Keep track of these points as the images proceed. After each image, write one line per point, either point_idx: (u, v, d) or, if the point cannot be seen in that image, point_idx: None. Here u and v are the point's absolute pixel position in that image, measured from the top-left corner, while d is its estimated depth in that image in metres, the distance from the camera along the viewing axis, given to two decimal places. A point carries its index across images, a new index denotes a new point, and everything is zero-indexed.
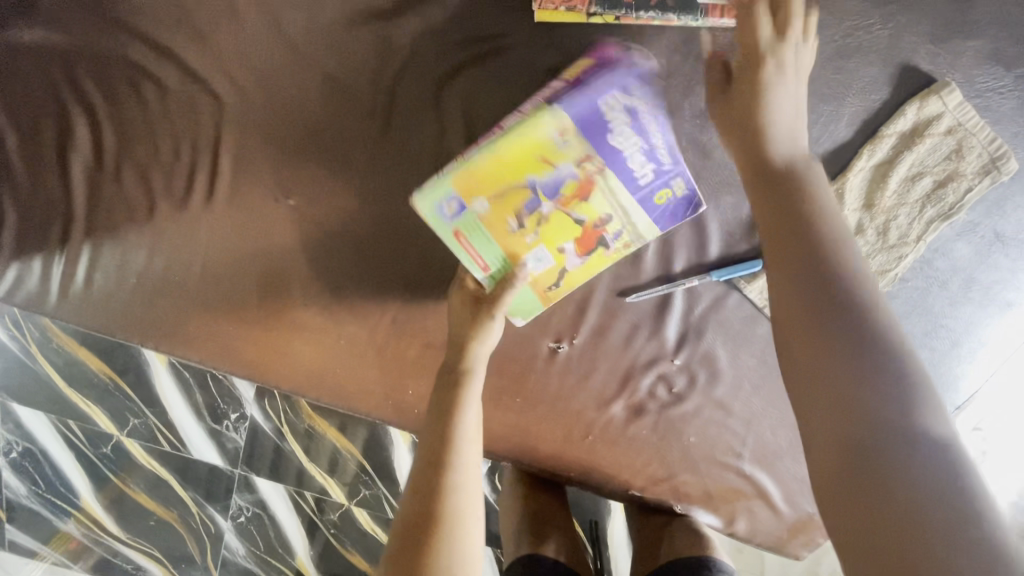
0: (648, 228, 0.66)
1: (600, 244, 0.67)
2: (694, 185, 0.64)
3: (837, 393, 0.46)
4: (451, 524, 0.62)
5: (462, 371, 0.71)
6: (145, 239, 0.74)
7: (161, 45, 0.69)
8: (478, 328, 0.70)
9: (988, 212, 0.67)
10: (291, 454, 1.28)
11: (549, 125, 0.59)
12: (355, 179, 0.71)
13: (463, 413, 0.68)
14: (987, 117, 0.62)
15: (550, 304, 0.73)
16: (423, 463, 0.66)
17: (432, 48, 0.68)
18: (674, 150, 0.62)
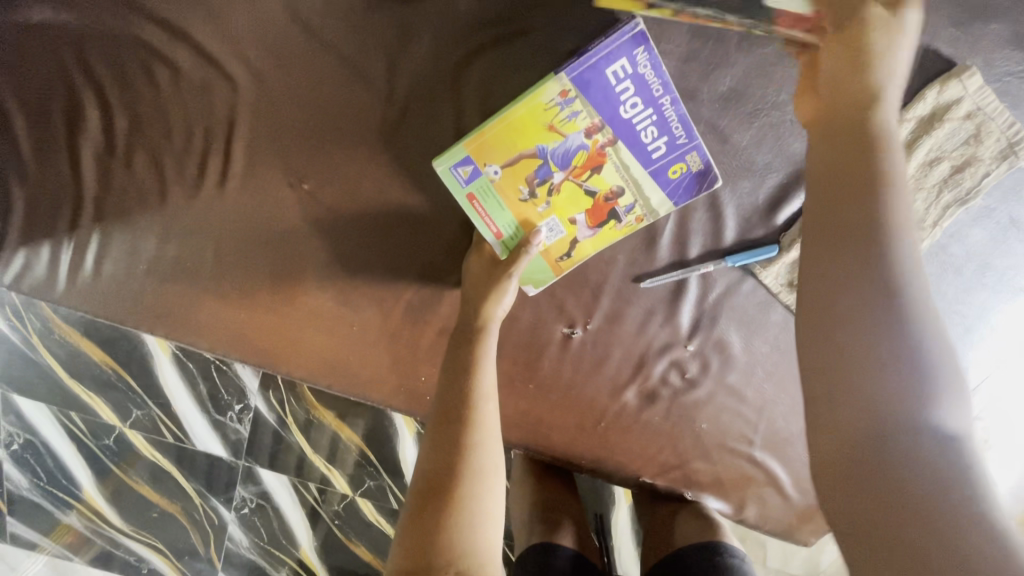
0: (659, 203, 0.69)
1: (611, 216, 0.70)
2: (709, 160, 0.67)
3: (849, 356, 0.41)
4: (473, 484, 0.63)
5: (480, 334, 0.71)
6: (156, 226, 0.73)
7: (167, 24, 0.67)
8: (490, 305, 0.71)
9: (1004, 197, 0.67)
10: (293, 445, 1.29)
11: (558, 94, 0.63)
12: (371, 164, 0.71)
13: (481, 377, 0.68)
14: (1006, 102, 0.63)
15: (561, 275, 0.75)
16: (441, 423, 0.66)
17: (449, 28, 0.66)
18: (686, 122, 0.64)
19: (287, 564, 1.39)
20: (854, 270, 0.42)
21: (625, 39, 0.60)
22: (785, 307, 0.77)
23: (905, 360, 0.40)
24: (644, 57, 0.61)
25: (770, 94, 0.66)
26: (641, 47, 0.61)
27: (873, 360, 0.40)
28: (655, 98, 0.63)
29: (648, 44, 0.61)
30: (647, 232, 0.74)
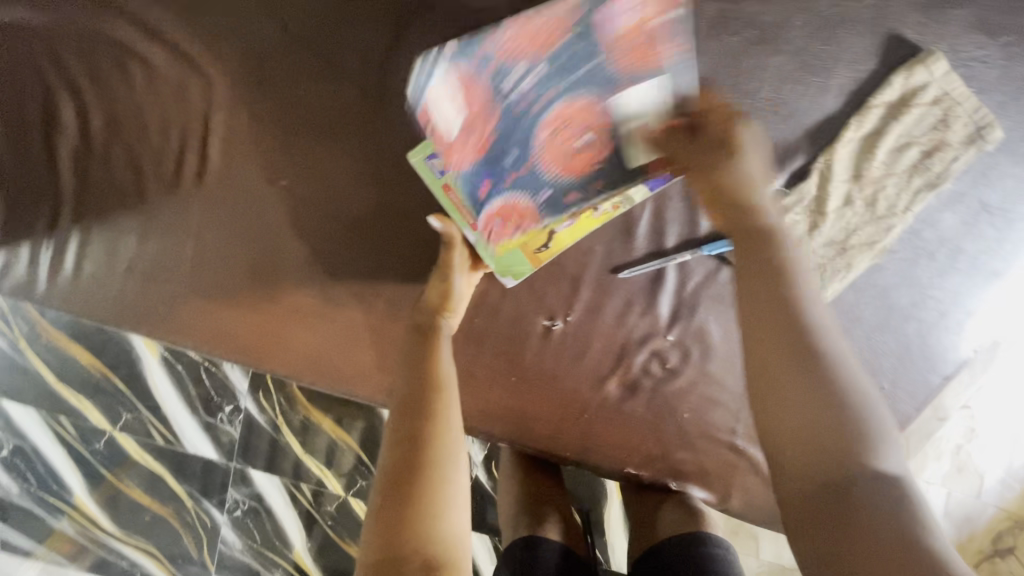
0: (634, 188, 0.71)
1: (588, 206, 0.72)
2: None
3: (807, 402, 0.52)
4: (434, 469, 0.62)
5: (434, 328, 0.74)
6: (135, 224, 0.73)
7: (143, 22, 0.68)
8: (445, 307, 0.75)
9: (974, 182, 0.68)
10: (288, 447, 1.30)
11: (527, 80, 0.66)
12: (350, 159, 0.71)
13: (437, 367, 0.71)
14: (972, 87, 0.64)
15: (541, 266, 0.77)
16: (403, 417, 0.66)
17: (424, 22, 0.67)
18: None
19: (281, 568, 1.35)
20: (792, 337, 0.54)
21: None
22: None
23: (835, 414, 0.52)
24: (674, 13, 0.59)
25: (742, 82, 0.65)
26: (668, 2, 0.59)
27: (823, 403, 0.52)
28: (681, 63, 0.60)
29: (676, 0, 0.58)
30: (624, 222, 0.74)
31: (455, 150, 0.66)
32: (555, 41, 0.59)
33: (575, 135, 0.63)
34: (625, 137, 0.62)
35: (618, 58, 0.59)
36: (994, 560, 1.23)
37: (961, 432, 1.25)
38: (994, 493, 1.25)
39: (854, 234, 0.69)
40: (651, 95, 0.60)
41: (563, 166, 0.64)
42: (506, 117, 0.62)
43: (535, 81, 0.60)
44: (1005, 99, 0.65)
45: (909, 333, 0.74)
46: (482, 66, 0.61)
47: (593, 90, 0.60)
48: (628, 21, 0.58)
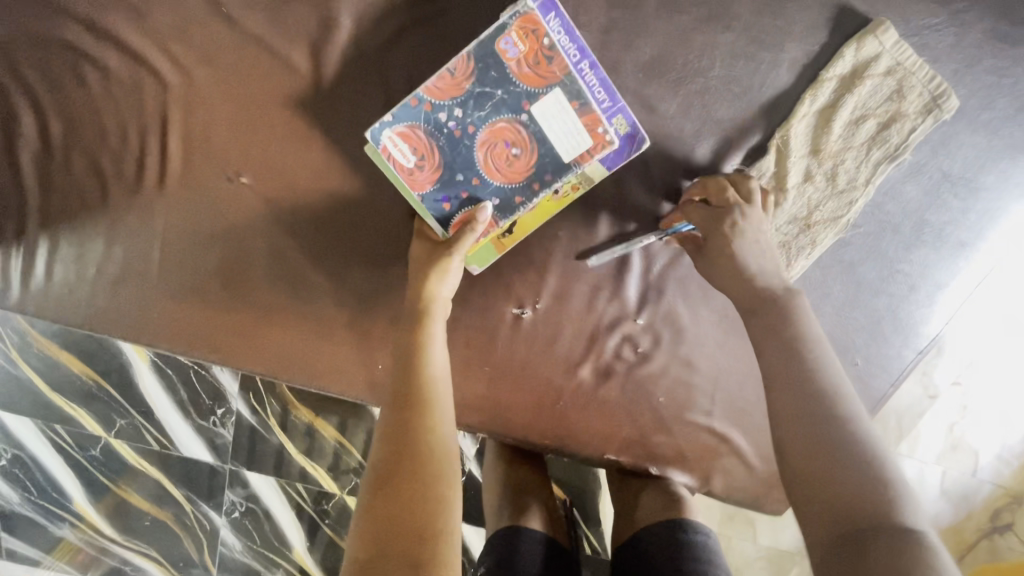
0: (593, 167, 0.69)
1: (549, 189, 0.69)
2: (636, 124, 0.66)
3: (812, 428, 0.53)
4: (428, 468, 0.60)
5: (426, 309, 0.70)
6: (101, 227, 0.74)
7: (96, 25, 0.68)
8: (437, 282, 0.70)
9: (934, 151, 0.68)
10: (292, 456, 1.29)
11: (478, 60, 0.64)
12: (312, 153, 0.72)
13: (431, 359, 0.67)
14: (924, 56, 0.65)
15: (506, 251, 0.75)
16: (394, 407, 0.63)
17: (375, 13, 0.68)
18: (609, 87, 0.64)
19: (284, 568, 1.37)
20: (802, 368, 0.56)
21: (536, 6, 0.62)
22: None
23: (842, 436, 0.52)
24: (556, 23, 0.63)
25: (692, 62, 0.67)
26: (553, 12, 0.62)
27: (820, 421, 0.53)
28: (575, 64, 0.63)
29: (558, 10, 0.62)
30: (585, 206, 0.75)
31: (414, 180, 0.69)
32: (467, 80, 0.65)
33: (508, 152, 0.67)
34: (551, 148, 0.66)
35: (516, 58, 0.64)
36: (992, 536, 1.22)
37: (955, 409, 1.24)
38: (990, 470, 1.24)
39: (818, 210, 0.70)
40: (558, 106, 0.64)
41: (506, 177, 0.68)
42: (447, 143, 0.67)
43: (460, 114, 0.66)
44: (959, 66, 0.65)
45: (880, 308, 0.74)
46: (419, 113, 0.66)
47: (510, 114, 0.66)
48: (518, 47, 0.63)
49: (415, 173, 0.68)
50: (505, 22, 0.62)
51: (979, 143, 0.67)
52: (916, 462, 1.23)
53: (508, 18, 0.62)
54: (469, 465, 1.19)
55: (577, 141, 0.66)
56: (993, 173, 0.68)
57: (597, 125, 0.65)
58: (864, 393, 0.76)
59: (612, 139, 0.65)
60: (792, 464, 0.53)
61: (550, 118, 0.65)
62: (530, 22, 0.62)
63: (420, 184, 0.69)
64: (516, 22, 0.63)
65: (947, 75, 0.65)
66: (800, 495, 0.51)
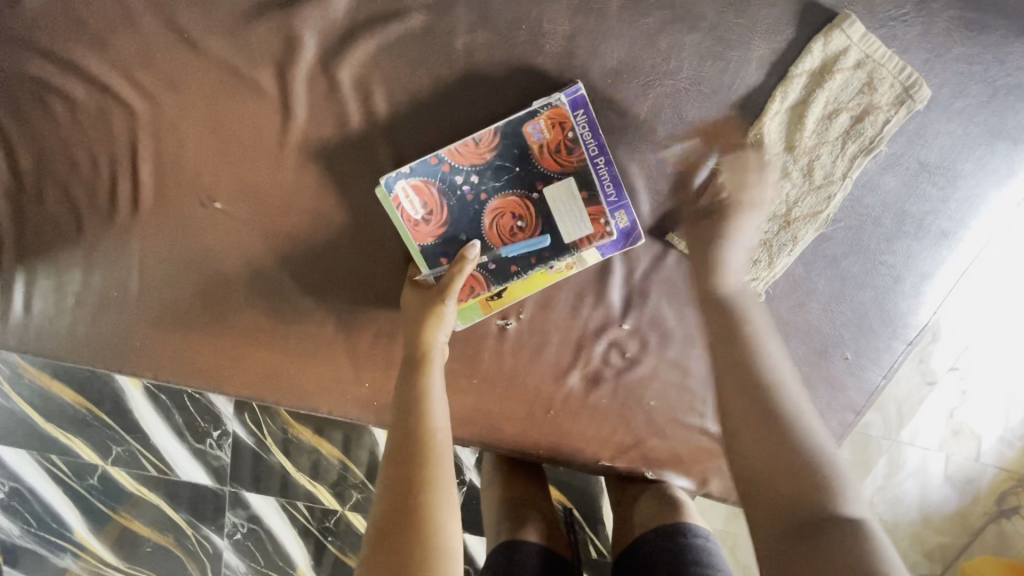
0: (588, 251, 0.72)
1: (543, 264, 0.72)
2: (635, 220, 0.71)
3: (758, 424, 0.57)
4: (435, 509, 0.55)
5: (427, 355, 0.68)
6: (78, 259, 0.73)
7: (59, 57, 0.67)
8: (434, 329, 0.69)
9: (910, 143, 0.68)
10: (296, 480, 1.28)
11: (502, 140, 0.68)
12: (284, 174, 0.71)
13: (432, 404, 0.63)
14: (894, 47, 0.64)
15: (490, 313, 0.76)
16: (394, 453, 0.59)
17: (339, 31, 0.67)
18: (618, 184, 0.69)
19: None
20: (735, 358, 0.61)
21: (568, 100, 0.66)
22: (713, 276, 0.75)
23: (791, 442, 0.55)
24: (583, 119, 0.68)
25: (661, 63, 0.67)
26: (581, 109, 0.67)
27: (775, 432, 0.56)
28: (592, 159, 0.68)
29: (587, 108, 0.67)
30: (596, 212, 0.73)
31: (418, 232, 0.70)
32: (490, 152, 0.68)
33: (513, 224, 0.70)
34: (555, 225, 0.70)
35: (539, 144, 0.68)
36: (1000, 521, 1.21)
37: (954, 395, 1.23)
38: (994, 453, 1.22)
39: (797, 206, 0.70)
40: (569, 193, 0.69)
41: (507, 246, 0.71)
42: (457, 205, 0.69)
43: (477, 180, 0.69)
44: (929, 55, 0.64)
45: (866, 301, 0.73)
46: (437, 171, 0.68)
47: (523, 189, 0.69)
48: (543, 133, 0.67)
49: (422, 224, 0.70)
50: (536, 109, 0.66)
51: (953, 132, 0.67)
52: (918, 449, 1.22)
53: (540, 105, 0.67)
54: (468, 475, 1.17)
55: (582, 222, 0.70)
56: (970, 158, 0.68)
57: (599, 216, 0.70)
58: (855, 387, 0.76)
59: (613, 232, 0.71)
60: (742, 463, 0.57)
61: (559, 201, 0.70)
62: (559, 114, 0.67)
63: (423, 232, 0.70)
64: (546, 111, 0.67)
65: (915, 66, 0.65)
66: (755, 496, 0.55)
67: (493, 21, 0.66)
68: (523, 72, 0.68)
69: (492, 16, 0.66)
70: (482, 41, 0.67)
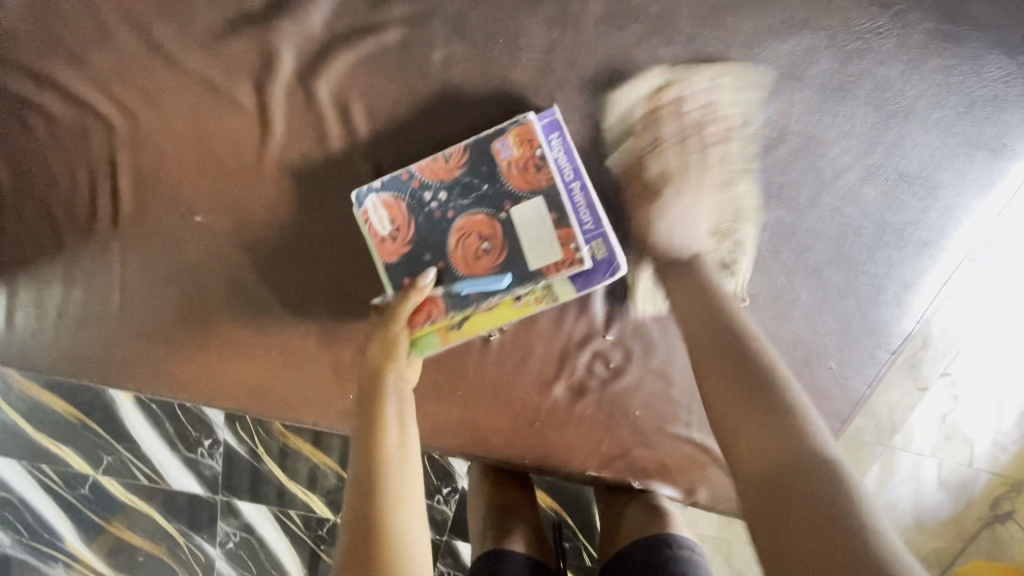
0: (559, 284, 0.66)
1: (510, 293, 0.66)
2: (615, 249, 0.65)
3: (751, 411, 0.55)
4: (399, 551, 0.53)
5: (378, 386, 0.66)
6: (60, 273, 0.72)
7: (40, 73, 0.68)
8: (388, 362, 0.67)
9: (888, 153, 0.68)
10: (286, 489, 1.27)
11: (471, 156, 0.67)
12: (266, 186, 0.70)
13: (389, 435, 0.62)
14: (870, 57, 0.66)
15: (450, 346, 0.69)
16: (353, 489, 0.57)
17: (318, 45, 0.67)
18: (593, 208, 0.65)
19: None
20: (724, 350, 0.60)
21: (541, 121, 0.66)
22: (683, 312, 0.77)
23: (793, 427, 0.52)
24: (557, 142, 0.67)
25: (639, 76, 0.67)
26: (556, 133, 0.67)
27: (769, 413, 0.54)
28: (565, 181, 0.66)
29: (561, 131, 0.67)
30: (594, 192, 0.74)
31: (382, 249, 0.68)
32: (458, 168, 0.67)
33: (479, 245, 0.67)
34: (520, 248, 0.66)
35: (508, 161, 0.66)
36: (993, 525, 1.21)
37: (946, 401, 1.22)
38: (987, 458, 1.22)
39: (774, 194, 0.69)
40: (537, 213, 0.65)
41: (474, 269, 0.67)
42: (424, 222, 0.67)
43: (445, 197, 0.67)
44: (902, 68, 0.66)
45: (849, 311, 0.72)
46: (406, 186, 0.67)
47: (490, 209, 0.66)
48: (512, 149, 0.66)
49: (387, 240, 0.68)
50: (505, 125, 0.66)
51: (929, 145, 0.67)
52: (911, 454, 1.22)
53: (509, 123, 0.66)
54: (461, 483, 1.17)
55: (549, 245, 0.65)
56: (949, 170, 0.68)
57: (569, 241, 0.65)
58: (841, 396, 0.73)
59: (586, 262, 0.65)
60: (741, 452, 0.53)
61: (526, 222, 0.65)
62: (528, 131, 0.66)
63: (388, 248, 0.68)
64: (516, 128, 0.66)
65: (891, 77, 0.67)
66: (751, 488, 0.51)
67: (471, 36, 0.67)
68: (502, 84, 0.68)
69: (470, 32, 0.67)
70: (459, 55, 0.67)
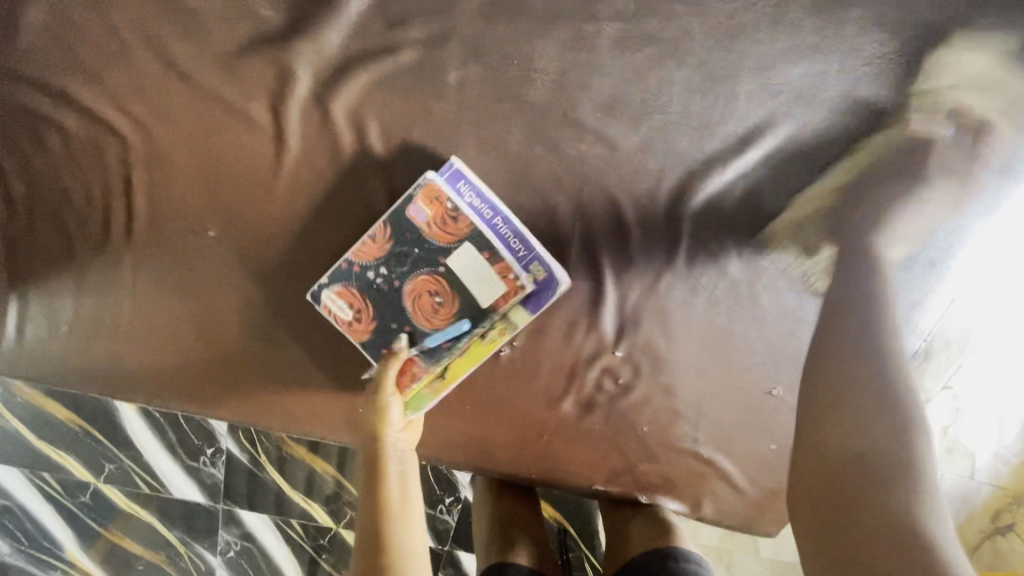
0: (513, 311, 0.73)
1: (473, 334, 0.73)
2: (552, 266, 0.72)
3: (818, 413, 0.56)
4: None
5: (380, 444, 0.70)
6: (71, 286, 0.72)
7: (56, 91, 0.68)
8: (382, 423, 0.71)
9: (903, 174, 0.68)
10: (286, 495, 1.26)
11: (398, 228, 0.71)
12: (279, 201, 0.71)
13: (391, 484, 0.66)
14: (878, 84, 0.68)
15: (443, 395, 0.76)
16: (360, 539, 0.60)
17: (335, 64, 0.68)
18: (523, 236, 0.71)
19: None
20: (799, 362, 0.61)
21: (444, 178, 0.69)
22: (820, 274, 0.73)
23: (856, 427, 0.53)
24: (466, 188, 0.70)
25: (651, 98, 0.69)
26: (460, 182, 0.70)
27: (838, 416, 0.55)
28: (487, 222, 0.70)
29: (464, 178, 0.69)
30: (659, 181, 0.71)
31: (355, 332, 0.73)
32: (388, 242, 0.71)
33: (433, 301, 0.73)
34: (469, 293, 0.72)
35: (430, 225, 0.70)
36: (996, 538, 1.21)
37: (947, 413, 1.23)
38: (988, 470, 1.23)
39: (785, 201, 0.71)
40: (471, 258, 0.71)
41: (433, 324, 0.73)
42: (379, 298, 0.73)
43: (387, 270, 0.72)
44: (906, 92, 0.68)
45: None
46: (350, 273, 0.72)
47: (428, 268, 0.72)
48: (426, 212, 0.70)
49: (353, 323, 0.73)
50: (409, 194, 0.70)
51: (941, 167, 0.67)
52: None
53: (411, 189, 0.70)
54: (464, 492, 1.17)
55: (495, 284, 0.72)
56: (960, 190, 0.68)
57: (508, 272, 0.71)
58: None
59: (530, 284, 0.72)
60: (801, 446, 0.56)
61: (466, 271, 0.71)
62: (432, 190, 0.69)
63: (358, 331, 0.73)
64: (420, 192, 0.70)
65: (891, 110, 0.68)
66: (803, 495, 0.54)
67: (486, 56, 0.68)
68: (515, 103, 0.69)
69: (485, 53, 0.68)
70: (474, 74, 0.68)
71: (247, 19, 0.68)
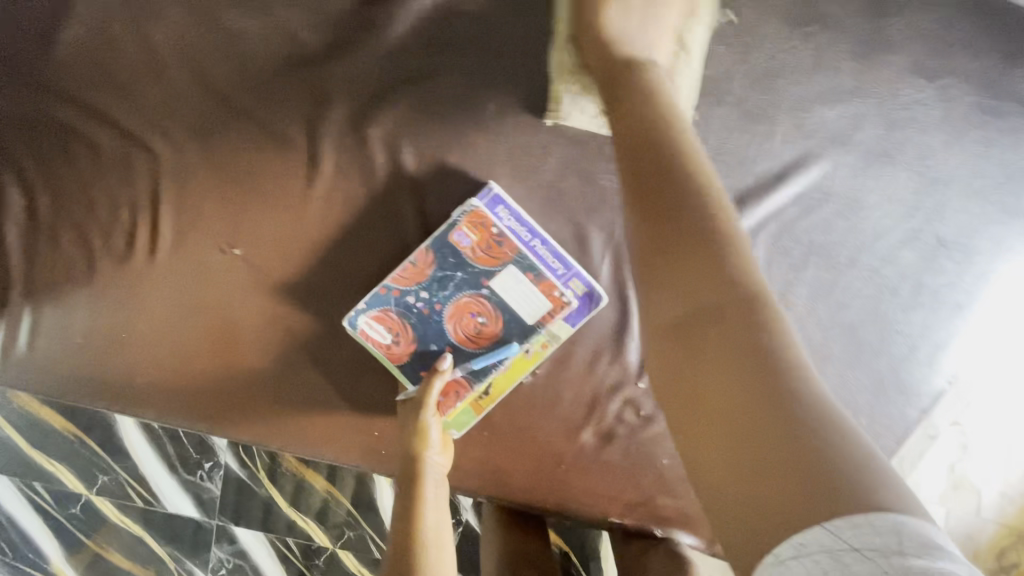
0: (557, 328, 0.72)
1: (519, 351, 0.72)
2: (592, 282, 0.72)
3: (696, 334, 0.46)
4: None
5: (417, 466, 0.68)
6: (85, 298, 0.70)
7: (91, 105, 0.69)
8: (422, 444, 0.68)
9: (928, 218, 0.70)
10: (279, 509, 1.22)
11: (439, 252, 0.71)
12: (306, 219, 0.70)
13: (426, 511, 0.67)
14: (915, 126, 0.69)
15: (484, 413, 0.74)
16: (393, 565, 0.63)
17: (377, 88, 0.70)
18: (561, 255, 0.71)
19: None
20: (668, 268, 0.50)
21: (484, 204, 0.70)
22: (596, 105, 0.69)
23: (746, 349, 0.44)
24: (506, 213, 0.71)
25: None
26: (500, 206, 0.70)
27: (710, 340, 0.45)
28: (526, 243, 0.71)
29: (504, 203, 0.71)
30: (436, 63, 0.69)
31: (393, 356, 0.71)
32: (430, 267, 0.71)
33: (476, 323, 0.72)
34: (514, 312, 0.72)
35: (474, 251, 0.71)
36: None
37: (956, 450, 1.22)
38: (994, 507, 1.21)
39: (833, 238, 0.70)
40: (514, 280, 0.71)
41: (477, 344, 0.72)
42: (419, 321, 0.72)
43: (428, 295, 0.72)
44: (932, 135, 0.69)
45: (883, 368, 0.71)
46: (389, 298, 0.71)
47: (472, 290, 0.72)
48: (470, 237, 0.71)
49: (393, 348, 0.71)
50: (454, 219, 0.70)
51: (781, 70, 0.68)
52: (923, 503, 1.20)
53: (456, 215, 0.70)
54: (466, 516, 1.13)
55: (540, 302, 0.72)
56: (1001, 231, 0.71)
57: (553, 290, 0.71)
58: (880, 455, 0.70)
59: (574, 300, 0.72)
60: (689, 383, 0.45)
61: (510, 291, 0.72)
62: (477, 216, 0.70)
63: (400, 355, 0.71)
64: (463, 218, 0.70)
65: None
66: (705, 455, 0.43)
67: (525, 88, 0.70)
68: (552, 135, 0.71)
69: (524, 86, 0.70)
70: (512, 104, 0.70)
71: (294, 42, 0.70)
